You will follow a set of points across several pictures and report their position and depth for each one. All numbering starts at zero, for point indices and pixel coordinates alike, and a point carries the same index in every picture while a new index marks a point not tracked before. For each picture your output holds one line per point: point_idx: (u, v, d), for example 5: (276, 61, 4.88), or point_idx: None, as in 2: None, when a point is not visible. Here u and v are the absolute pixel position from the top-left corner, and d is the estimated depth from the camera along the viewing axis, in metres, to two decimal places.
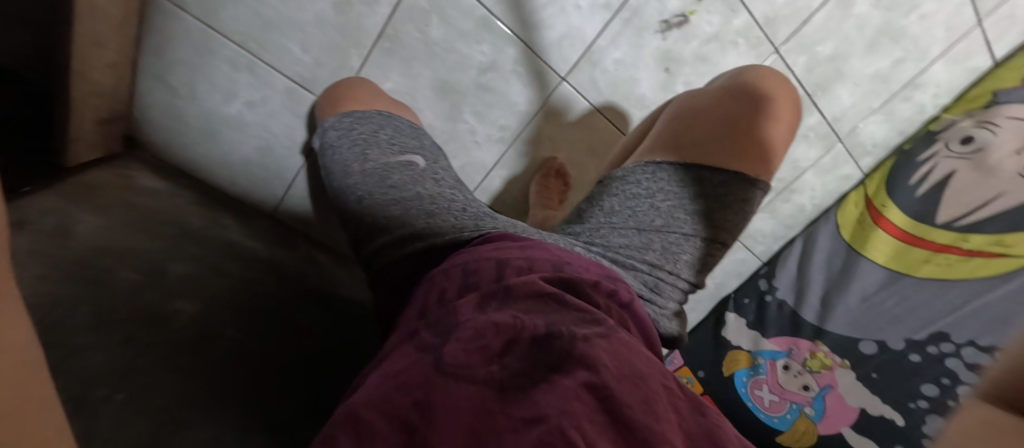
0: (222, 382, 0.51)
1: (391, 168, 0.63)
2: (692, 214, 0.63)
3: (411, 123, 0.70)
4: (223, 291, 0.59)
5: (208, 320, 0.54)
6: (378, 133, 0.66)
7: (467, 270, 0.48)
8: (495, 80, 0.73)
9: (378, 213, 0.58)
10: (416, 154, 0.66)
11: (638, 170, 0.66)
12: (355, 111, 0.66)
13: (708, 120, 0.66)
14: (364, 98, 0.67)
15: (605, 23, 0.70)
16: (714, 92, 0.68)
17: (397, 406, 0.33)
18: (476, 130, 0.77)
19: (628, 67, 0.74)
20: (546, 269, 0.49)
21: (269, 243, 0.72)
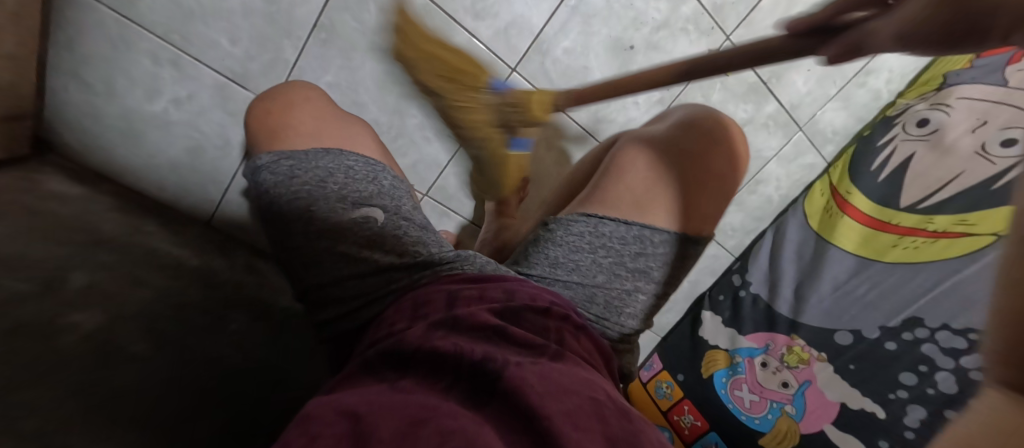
0: (137, 402, 0.45)
1: (345, 229, 0.47)
2: (636, 270, 0.51)
3: (366, 157, 0.53)
4: (136, 301, 0.53)
5: (112, 334, 0.48)
6: (325, 180, 0.49)
7: (414, 304, 0.44)
8: None
9: (323, 286, 0.47)
10: (374, 206, 0.49)
11: (571, 224, 0.51)
12: (296, 151, 0.50)
13: (650, 170, 0.54)
14: (313, 128, 0.52)
15: (552, 11, 0.68)
16: (653, 141, 0.56)
17: (331, 419, 0.29)
18: (426, 125, 0.73)
19: (580, 57, 0.72)
20: (499, 296, 0.45)
21: (201, 250, 0.67)
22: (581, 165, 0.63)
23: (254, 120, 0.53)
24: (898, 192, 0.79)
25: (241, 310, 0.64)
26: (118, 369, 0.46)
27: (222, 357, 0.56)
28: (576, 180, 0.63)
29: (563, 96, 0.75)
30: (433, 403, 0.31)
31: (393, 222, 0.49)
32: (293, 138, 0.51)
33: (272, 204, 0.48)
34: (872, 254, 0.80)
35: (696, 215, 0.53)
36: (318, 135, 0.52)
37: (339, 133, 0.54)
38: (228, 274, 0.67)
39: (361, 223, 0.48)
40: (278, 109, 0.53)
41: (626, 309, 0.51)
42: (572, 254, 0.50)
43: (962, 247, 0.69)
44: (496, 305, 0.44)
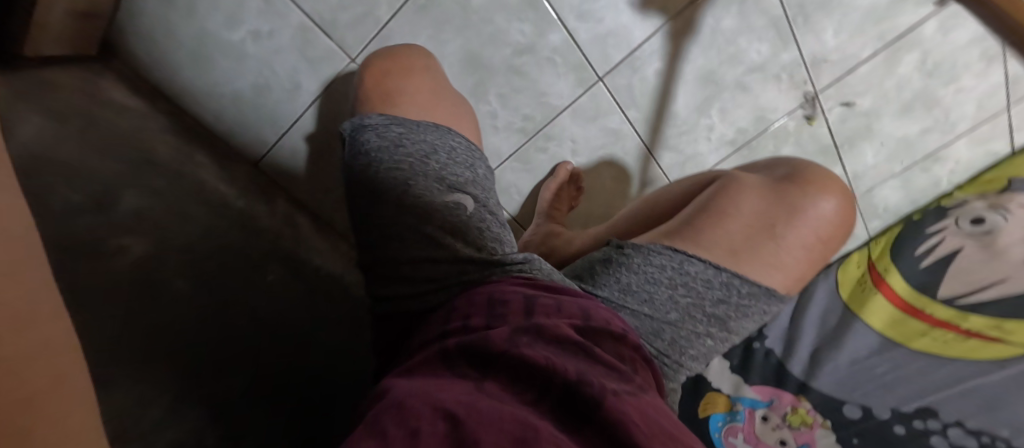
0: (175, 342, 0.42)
1: (433, 210, 0.47)
2: (710, 315, 0.52)
3: (468, 145, 0.53)
4: (179, 235, 0.51)
5: (156, 266, 0.46)
6: (427, 156, 0.49)
7: (490, 303, 0.43)
8: (529, 64, 0.68)
9: (397, 260, 0.46)
10: (467, 194, 0.49)
11: (658, 256, 0.51)
12: (405, 121, 0.51)
13: (748, 224, 0.54)
14: (422, 100, 0.54)
15: (654, 30, 0.66)
16: (756, 190, 0.56)
17: (431, 418, 0.28)
18: (498, 114, 0.71)
19: (668, 80, 0.70)
20: (575, 312, 0.44)
21: (245, 191, 0.66)
22: (666, 195, 0.62)
23: (368, 81, 0.54)
24: (938, 283, 0.81)
25: (277, 259, 0.62)
26: (163, 304, 0.44)
27: (261, 307, 0.54)
28: (659, 212, 0.62)
29: (640, 114, 0.73)
30: (531, 419, 0.30)
31: (479, 216, 0.48)
32: (401, 107, 0.52)
33: (364, 167, 0.48)
34: (898, 337, 0.81)
35: (785, 271, 0.54)
36: (422, 108, 0.53)
37: (441, 113, 0.54)
38: (268, 222, 0.66)
39: (449, 208, 0.47)
40: (396, 75, 0.54)
41: (690, 350, 0.50)
42: (652, 286, 0.50)
43: (995, 351, 0.75)
44: (573, 321, 0.43)
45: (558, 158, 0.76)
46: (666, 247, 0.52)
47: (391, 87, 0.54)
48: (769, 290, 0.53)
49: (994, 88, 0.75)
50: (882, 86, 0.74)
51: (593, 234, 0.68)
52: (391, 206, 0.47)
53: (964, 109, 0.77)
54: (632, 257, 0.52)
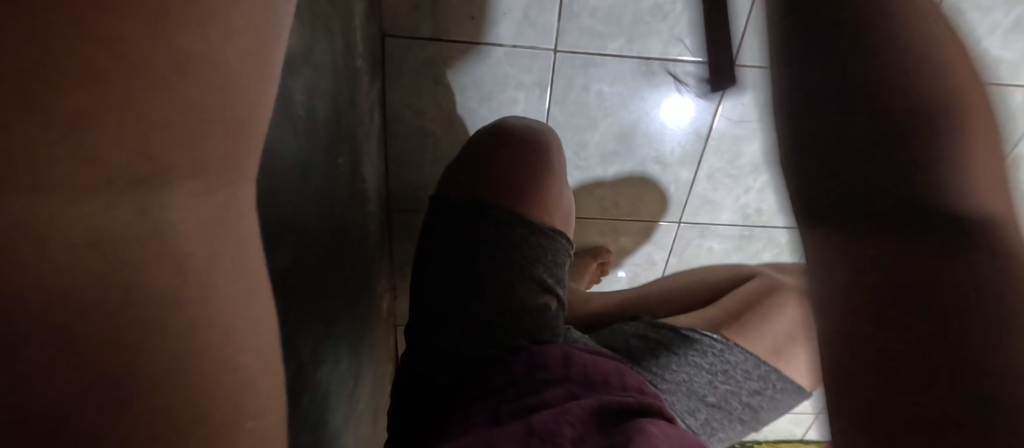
0: (269, 172, 0.35)
1: (523, 306, 0.50)
2: (744, 403, 0.54)
3: (568, 247, 0.57)
4: (319, 54, 0.43)
5: (295, 68, 0.38)
6: (540, 254, 0.53)
7: (541, 356, 0.46)
8: (654, 173, 0.74)
9: (475, 329, 0.50)
10: (553, 297, 0.53)
11: (694, 343, 0.54)
12: (529, 203, 0.54)
13: (792, 326, 0.55)
14: (552, 192, 0.56)
15: (733, 223, 0.79)
16: (792, 297, 0.58)
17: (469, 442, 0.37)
18: (601, 184, 0.75)
19: (711, 258, 0.83)
20: (610, 368, 0.45)
21: (365, 54, 0.56)
22: (708, 280, 0.67)
23: (511, 146, 0.56)
24: None
25: (349, 145, 0.53)
26: (282, 122, 0.36)
27: (323, 187, 0.46)
28: (697, 301, 0.65)
29: (675, 263, 0.84)
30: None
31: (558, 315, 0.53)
32: (529, 208, 0.54)
33: (473, 263, 0.52)
34: None
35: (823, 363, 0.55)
36: (545, 208, 0.55)
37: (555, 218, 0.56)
38: (362, 101, 0.57)
39: (536, 309, 0.50)
40: (535, 167, 0.56)
41: (718, 430, 0.54)
42: (692, 370, 0.53)
43: None
44: (613, 379, 0.45)
45: (602, 243, 0.81)
46: (703, 334, 0.54)
47: (535, 146, 0.57)
48: (801, 390, 0.55)
49: None
50: None
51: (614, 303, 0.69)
52: (489, 281, 0.51)
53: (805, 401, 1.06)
54: (669, 340, 0.54)
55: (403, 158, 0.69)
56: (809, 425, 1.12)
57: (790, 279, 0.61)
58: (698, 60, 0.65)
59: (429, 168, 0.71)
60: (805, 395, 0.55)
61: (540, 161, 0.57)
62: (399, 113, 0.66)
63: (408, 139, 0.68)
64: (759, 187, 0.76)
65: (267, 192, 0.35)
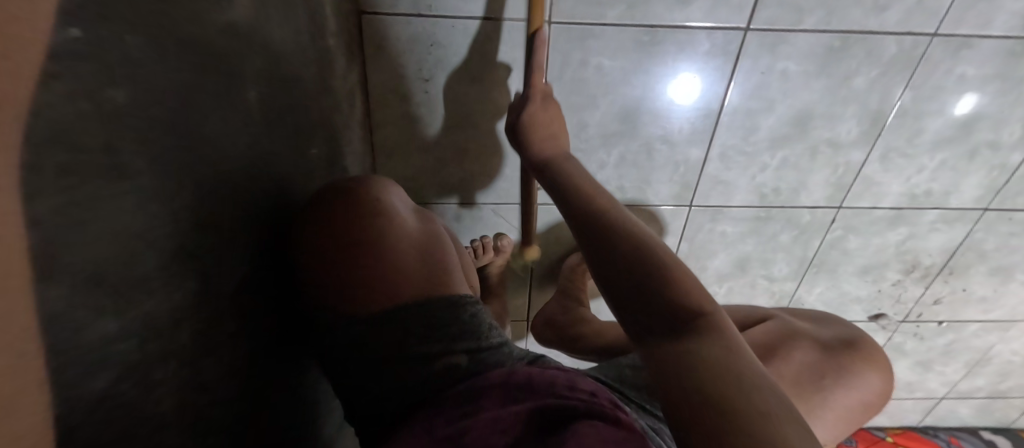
0: (214, 165, 0.30)
1: (420, 381, 0.38)
2: None
3: (450, 296, 0.42)
4: (276, 33, 0.38)
5: (244, 45, 0.34)
6: (401, 339, 0.39)
7: (477, 377, 0.38)
8: (661, 153, 0.68)
9: (384, 406, 0.38)
10: (462, 359, 0.39)
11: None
12: (361, 281, 0.39)
13: (801, 373, 0.52)
14: (399, 252, 0.41)
15: (748, 204, 0.74)
16: (814, 344, 0.55)
17: None
18: (604, 169, 0.69)
19: (724, 242, 0.78)
20: (557, 376, 0.40)
21: (339, 35, 0.51)
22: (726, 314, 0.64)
23: (329, 209, 0.41)
24: None
25: (322, 135, 0.49)
26: (228, 106, 0.32)
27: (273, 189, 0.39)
28: None
29: (686, 250, 0.79)
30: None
31: (474, 370, 0.39)
32: (362, 292, 0.39)
33: (338, 346, 0.39)
34: None
35: (835, 411, 0.52)
36: (388, 280, 0.40)
37: (410, 274, 0.41)
38: (338, 86, 0.52)
39: (434, 378, 0.38)
40: (370, 217, 0.41)
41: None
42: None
43: None
44: (559, 383, 0.39)
45: None
46: None
47: (364, 216, 0.41)
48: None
49: None
50: None
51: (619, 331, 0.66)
52: (361, 378, 0.39)
53: None
54: None
55: (390, 148, 0.65)
56: None
57: (810, 326, 0.58)
58: (708, 25, 0.58)
59: (419, 157, 0.66)
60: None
61: (371, 222, 0.41)
62: (382, 97, 0.61)
63: (393, 127, 0.64)
64: (776, 164, 0.70)
65: (214, 190, 0.30)
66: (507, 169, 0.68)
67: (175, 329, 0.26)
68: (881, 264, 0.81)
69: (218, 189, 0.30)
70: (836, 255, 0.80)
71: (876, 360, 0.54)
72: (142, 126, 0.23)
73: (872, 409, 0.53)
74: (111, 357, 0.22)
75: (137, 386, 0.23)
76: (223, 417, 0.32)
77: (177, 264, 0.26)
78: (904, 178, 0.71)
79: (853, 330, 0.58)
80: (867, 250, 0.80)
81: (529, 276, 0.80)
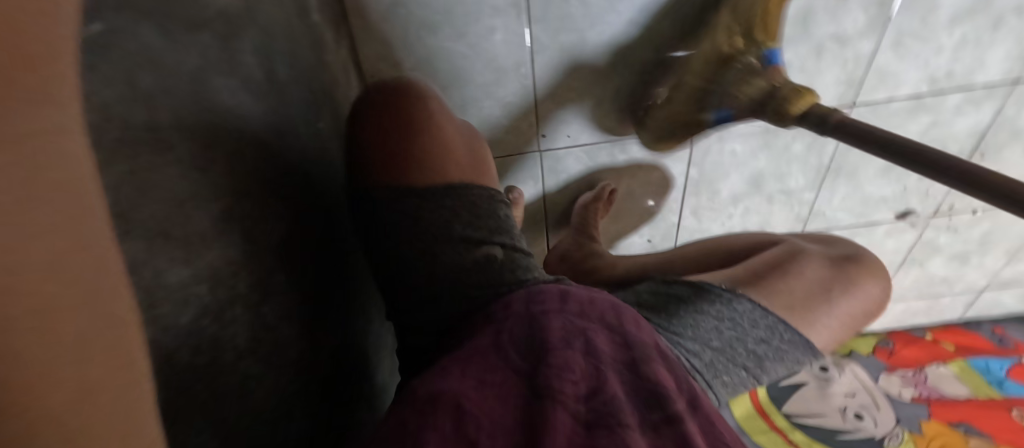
0: (238, 135, 0.35)
1: (460, 265, 0.44)
2: (750, 351, 0.50)
3: (486, 187, 0.51)
4: (266, 14, 0.41)
5: (237, 28, 0.36)
6: (448, 220, 0.47)
7: (525, 290, 0.43)
8: (659, 80, 0.68)
9: (431, 292, 0.45)
10: (495, 245, 0.47)
11: (707, 294, 0.53)
12: (417, 164, 0.48)
13: (807, 290, 0.54)
14: (446, 141, 0.50)
15: (755, 117, 0.73)
16: (823, 264, 0.57)
17: (462, 382, 0.33)
18: (602, 104, 0.70)
19: (733, 162, 0.78)
20: (606, 307, 0.43)
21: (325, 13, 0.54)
22: (733, 241, 0.66)
23: (383, 109, 0.50)
24: (786, 399, 0.99)
25: (328, 110, 0.52)
26: (234, 86, 0.35)
27: (309, 146, 0.46)
28: (719, 260, 0.64)
29: (698, 176, 0.79)
30: (597, 439, 0.30)
31: (509, 260, 0.46)
32: (414, 170, 0.48)
33: (388, 246, 0.46)
34: (746, 427, 0.96)
35: (845, 325, 0.54)
36: (437, 163, 0.49)
37: (451, 160, 0.50)
38: (332, 60, 0.55)
39: (473, 264, 0.45)
40: (420, 110, 0.50)
41: (726, 374, 0.49)
42: (699, 315, 0.50)
43: None
44: (608, 319, 0.42)
45: (617, 169, 0.77)
46: (714, 284, 0.54)
47: (414, 114, 0.50)
48: (809, 343, 0.52)
49: None
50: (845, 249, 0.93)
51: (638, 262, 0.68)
52: (411, 267, 0.45)
53: None
54: (683, 293, 0.53)
55: None
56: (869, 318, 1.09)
57: (817, 246, 0.61)
58: None
59: None
60: (812, 351, 0.52)
61: (421, 114, 0.50)
62: (376, 66, 0.63)
63: None
64: (780, 71, 0.69)
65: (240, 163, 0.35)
66: (506, 120, 0.70)
67: (234, 277, 0.32)
68: None
69: (245, 161, 0.35)
70: (856, 157, 0.79)
71: (877, 271, 0.57)
72: (160, 111, 0.27)
73: (867, 321, 0.57)
74: (191, 296, 0.28)
75: (214, 322, 0.29)
76: (286, 345, 0.38)
77: (224, 225, 0.32)
78: (921, 63, 0.68)
79: (855, 248, 0.61)
80: None
81: (544, 222, 0.83)
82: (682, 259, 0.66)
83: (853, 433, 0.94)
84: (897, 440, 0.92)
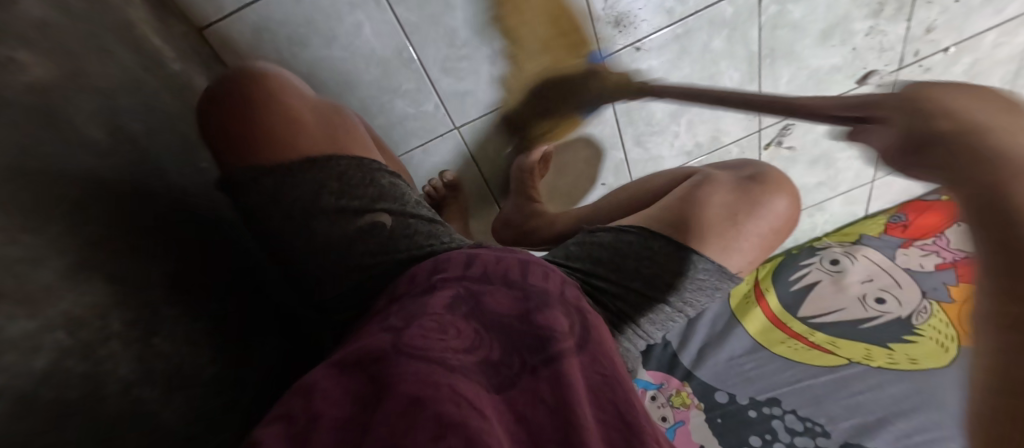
0: (93, 185, 0.37)
1: (348, 239, 0.43)
2: (668, 286, 0.49)
3: (356, 158, 0.46)
4: (101, 78, 0.43)
5: (65, 95, 0.38)
6: (320, 193, 0.43)
7: (416, 264, 0.43)
8: (543, 21, 0.66)
9: (332, 274, 0.44)
10: (380, 212, 0.45)
11: (623, 237, 0.50)
12: (268, 142, 0.43)
13: (720, 216, 0.51)
14: (299, 116, 0.45)
15: (660, 27, 0.69)
16: (728, 187, 0.54)
17: (337, 362, 0.32)
18: (498, 62, 0.68)
19: (657, 80, 0.75)
20: (512, 264, 0.42)
21: (188, 61, 0.56)
22: (653, 181, 0.63)
23: (225, 98, 0.44)
24: (800, 304, 0.96)
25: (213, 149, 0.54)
26: (73, 143, 0.37)
27: (180, 183, 0.47)
28: (640, 201, 0.61)
29: (625, 104, 0.76)
30: (451, 381, 0.30)
31: (399, 226, 0.46)
32: (263, 150, 0.43)
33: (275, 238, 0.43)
34: (763, 341, 0.93)
35: (754, 248, 0.52)
36: (288, 137, 0.43)
37: (307, 132, 0.45)
38: None
39: (360, 235, 0.44)
40: (261, 88, 0.45)
41: (645, 311, 0.49)
42: (613, 260, 0.49)
43: (829, 361, 0.89)
44: (512, 275, 0.41)
45: (539, 123, 0.76)
46: (627, 226, 0.51)
47: (264, 95, 0.45)
48: (725, 269, 0.50)
49: (867, 164, 0.95)
50: (815, 131, 0.87)
51: (576, 213, 0.68)
52: (308, 253, 0.43)
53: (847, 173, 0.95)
54: (602, 239, 0.51)
55: None
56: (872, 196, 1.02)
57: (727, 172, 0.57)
58: None
59: None
60: (731, 276, 0.50)
61: (267, 92, 0.45)
62: None
63: None
64: None
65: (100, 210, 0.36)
66: (410, 108, 0.70)
67: (103, 319, 0.33)
68: (843, 17, 0.73)
69: (104, 208, 0.37)
70: (785, 33, 0.73)
71: (784, 185, 0.54)
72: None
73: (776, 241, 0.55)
74: (45, 345, 0.29)
75: (83, 361, 0.31)
76: (194, 369, 0.39)
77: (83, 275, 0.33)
78: None
79: (761, 170, 0.57)
80: (819, 12, 0.72)
81: (490, 195, 0.82)
82: (610, 208, 0.64)
83: (879, 318, 0.92)
84: (926, 314, 0.91)
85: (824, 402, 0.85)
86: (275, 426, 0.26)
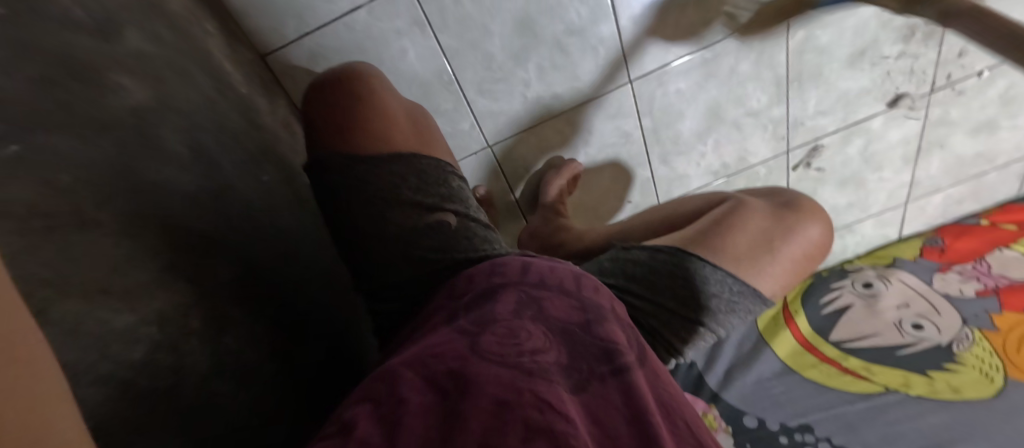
0: (171, 196, 0.41)
1: (415, 230, 0.47)
2: (703, 306, 0.50)
3: (434, 161, 0.52)
4: (182, 98, 0.48)
5: (153, 114, 0.43)
6: (399, 185, 0.48)
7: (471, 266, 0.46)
8: (575, 47, 0.70)
9: (395, 265, 0.47)
10: (448, 212, 0.49)
11: (658, 255, 0.52)
12: (361, 136, 0.48)
13: (756, 241, 0.53)
14: (392, 117, 0.51)
15: (689, 52, 0.73)
16: (763, 214, 0.55)
17: (417, 355, 0.35)
18: (531, 85, 0.72)
19: (684, 102, 0.77)
20: (565, 275, 0.45)
21: (252, 83, 0.62)
22: (686, 205, 0.64)
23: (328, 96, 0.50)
24: (831, 328, 0.94)
25: (271, 163, 0.59)
26: (158, 158, 0.42)
27: (241, 191, 0.51)
28: (674, 223, 0.62)
29: (653, 125, 0.79)
30: (531, 383, 0.31)
31: (462, 226, 0.49)
32: (359, 142, 0.48)
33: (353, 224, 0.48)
34: (793, 366, 0.92)
35: (788, 274, 0.54)
36: (379, 133, 0.49)
37: (396, 132, 0.50)
38: (269, 122, 0.62)
39: (427, 228, 0.48)
40: (365, 89, 0.51)
41: (680, 330, 0.50)
42: (650, 278, 0.51)
43: (864, 387, 0.86)
44: (568, 286, 0.44)
45: (569, 143, 0.79)
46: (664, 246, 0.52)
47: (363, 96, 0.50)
48: (759, 291, 0.51)
49: (900, 187, 0.94)
50: (844, 153, 0.87)
51: (606, 230, 0.70)
52: (378, 237, 0.47)
53: (878, 196, 0.95)
54: (637, 257, 0.53)
55: None
56: (906, 220, 1.00)
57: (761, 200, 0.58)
58: None
59: None
60: (762, 299, 0.52)
61: (367, 92, 0.51)
62: None
63: None
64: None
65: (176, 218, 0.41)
66: (447, 127, 0.74)
67: (183, 314, 0.37)
68: (871, 42, 0.75)
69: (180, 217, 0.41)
70: (813, 58, 0.75)
71: (815, 212, 0.56)
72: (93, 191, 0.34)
73: (810, 267, 0.56)
74: (139, 334, 0.32)
75: (168, 351, 0.34)
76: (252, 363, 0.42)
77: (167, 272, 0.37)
78: None
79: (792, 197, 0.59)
80: (845, 37, 0.74)
81: (518, 210, 0.85)
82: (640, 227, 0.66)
83: (916, 344, 0.89)
84: (967, 342, 0.87)
85: (859, 430, 0.82)
86: (364, 407, 0.29)
